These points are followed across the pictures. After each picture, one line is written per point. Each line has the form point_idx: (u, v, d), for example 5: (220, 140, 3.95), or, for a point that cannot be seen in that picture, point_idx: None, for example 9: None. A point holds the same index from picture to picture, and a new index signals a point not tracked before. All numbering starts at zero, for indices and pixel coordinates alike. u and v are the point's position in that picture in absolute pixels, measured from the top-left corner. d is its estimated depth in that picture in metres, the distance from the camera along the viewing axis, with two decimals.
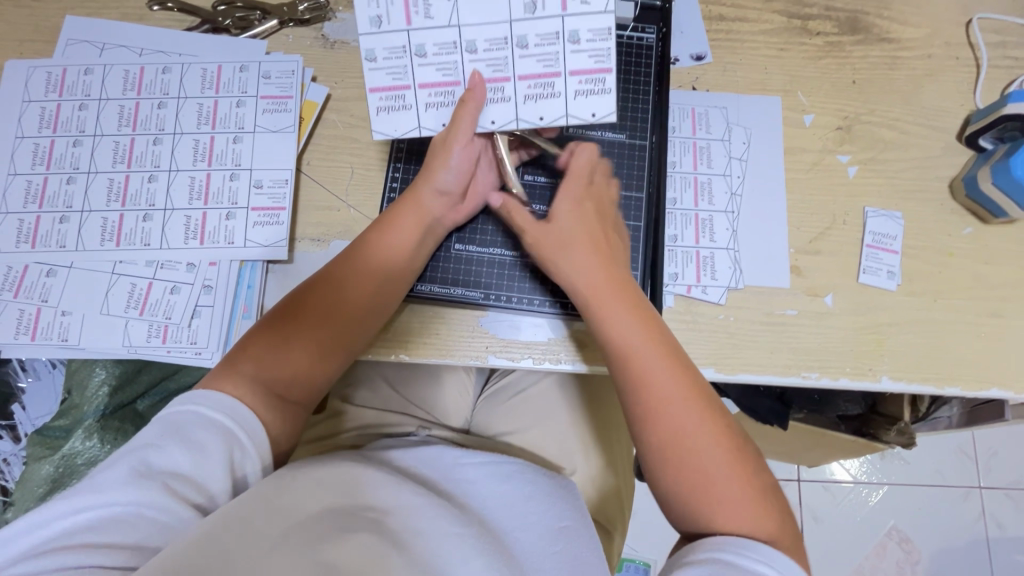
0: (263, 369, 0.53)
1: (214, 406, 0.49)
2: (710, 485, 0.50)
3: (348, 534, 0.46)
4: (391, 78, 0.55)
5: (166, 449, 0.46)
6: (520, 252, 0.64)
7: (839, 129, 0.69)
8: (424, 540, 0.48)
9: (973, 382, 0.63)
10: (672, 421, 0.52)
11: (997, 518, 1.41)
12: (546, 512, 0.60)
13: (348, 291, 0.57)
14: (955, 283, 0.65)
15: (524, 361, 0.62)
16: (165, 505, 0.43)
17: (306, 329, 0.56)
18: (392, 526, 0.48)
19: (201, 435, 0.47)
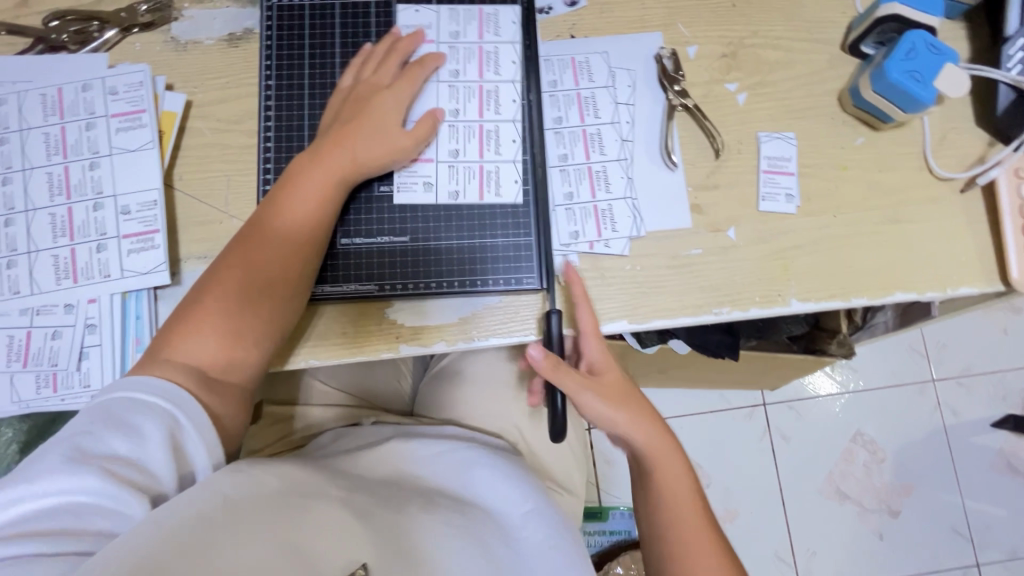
0: (194, 354, 0.52)
1: (146, 390, 0.49)
2: (695, 558, 0.56)
3: (312, 519, 0.47)
4: (470, 168, 0.63)
5: (104, 436, 0.46)
6: (412, 237, 0.62)
7: (723, 57, 0.68)
8: (399, 520, 0.52)
9: (879, 290, 0.64)
10: (672, 521, 0.57)
11: (952, 406, 1.48)
12: (515, 489, 0.61)
13: (256, 262, 0.55)
14: (852, 195, 0.65)
15: (436, 345, 0.61)
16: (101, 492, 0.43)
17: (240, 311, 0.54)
18: (366, 510, 0.52)
19: (143, 425, 0.47)
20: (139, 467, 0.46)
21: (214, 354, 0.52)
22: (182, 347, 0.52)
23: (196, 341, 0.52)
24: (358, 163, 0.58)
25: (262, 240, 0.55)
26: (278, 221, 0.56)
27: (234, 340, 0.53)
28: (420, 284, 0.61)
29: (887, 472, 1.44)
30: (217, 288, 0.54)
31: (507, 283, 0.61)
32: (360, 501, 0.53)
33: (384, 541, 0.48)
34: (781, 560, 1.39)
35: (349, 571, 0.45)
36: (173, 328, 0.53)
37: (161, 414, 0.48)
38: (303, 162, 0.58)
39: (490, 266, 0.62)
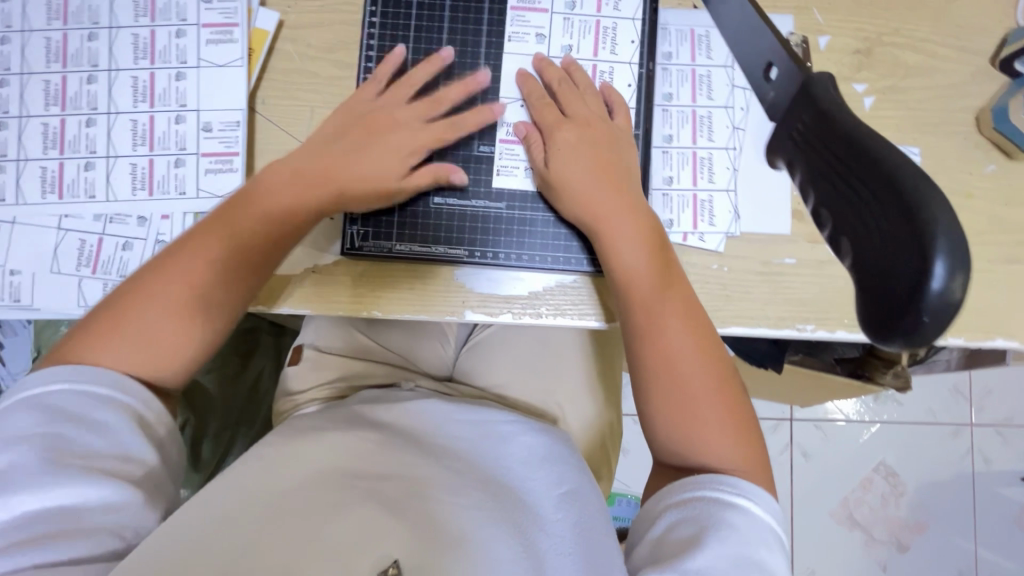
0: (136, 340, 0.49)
1: (96, 379, 0.47)
2: (688, 413, 0.51)
3: (346, 506, 0.48)
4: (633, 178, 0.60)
5: (69, 435, 0.44)
6: (506, 206, 0.60)
7: (857, 53, 0.61)
8: (430, 503, 0.50)
9: (979, 333, 0.59)
10: (660, 367, 0.52)
11: (985, 453, 1.43)
12: (551, 477, 0.57)
13: (181, 248, 0.52)
14: (970, 226, 0.60)
15: (503, 316, 0.59)
16: (96, 485, 0.43)
17: (174, 294, 0.50)
18: (391, 493, 0.50)
19: (105, 413, 0.46)
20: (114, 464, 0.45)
21: (142, 343, 0.49)
22: (95, 341, 0.49)
23: (115, 339, 0.49)
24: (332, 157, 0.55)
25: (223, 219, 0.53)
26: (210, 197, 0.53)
27: (178, 322, 0.50)
28: (499, 252, 0.59)
29: (903, 508, 1.41)
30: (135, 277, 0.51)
31: (589, 262, 0.59)
32: (391, 484, 0.51)
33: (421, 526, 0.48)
34: None
35: (383, 565, 0.45)
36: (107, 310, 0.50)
37: (113, 400, 0.47)
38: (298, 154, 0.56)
39: (575, 242, 0.59)
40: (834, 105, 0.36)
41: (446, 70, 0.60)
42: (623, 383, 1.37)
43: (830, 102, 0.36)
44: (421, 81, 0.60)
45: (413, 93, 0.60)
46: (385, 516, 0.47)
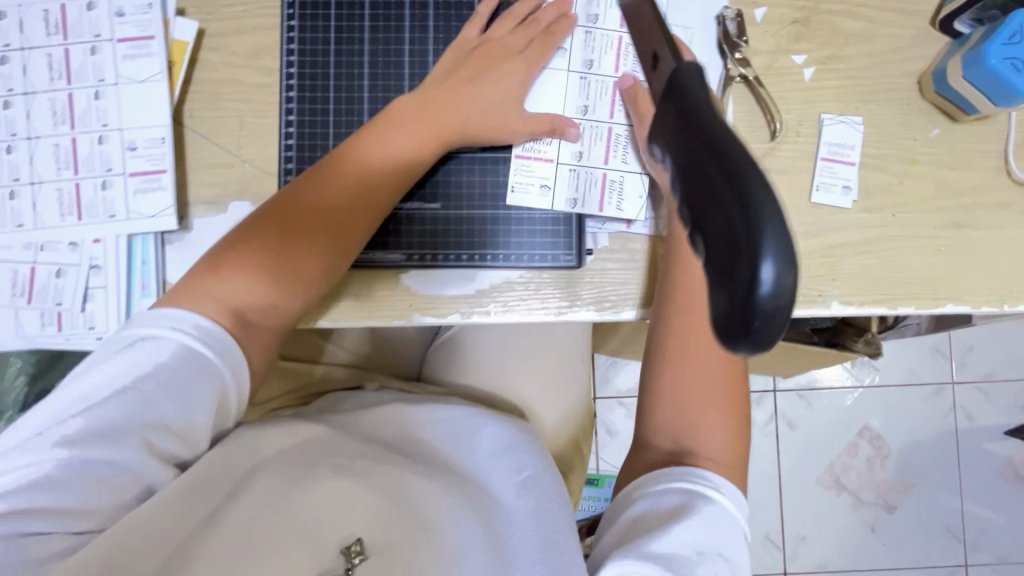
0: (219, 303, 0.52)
1: (125, 348, 0.49)
2: (695, 402, 0.54)
3: (315, 488, 0.54)
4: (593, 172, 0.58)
5: (148, 398, 0.48)
6: (445, 205, 0.58)
7: (795, 22, 0.60)
8: (395, 485, 0.55)
9: (928, 299, 0.59)
10: (683, 355, 0.54)
11: (968, 410, 1.44)
12: (514, 459, 0.59)
13: (323, 193, 0.54)
14: (916, 193, 0.59)
15: (451, 315, 0.58)
16: (138, 460, 0.47)
17: (256, 266, 0.53)
18: (361, 471, 0.56)
19: (188, 384, 0.48)
20: (176, 426, 0.49)
21: (249, 295, 0.53)
22: (214, 283, 0.52)
23: (234, 281, 0.52)
24: (458, 126, 0.56)
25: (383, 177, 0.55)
26: (367, 148, 0.55)
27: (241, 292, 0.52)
28: (439, 254, 0.58)
29: (889, 469, 1.43)
30: (291, 212, 0.54)
31: (531, 258, 0.58)
32: (363, 465, 0.56)
33: (384, 508, 0.53)
34: (770, 542, 1.41)
35: (348, 544, 0.51)
36: (237, 251, 0.53)
37: (206, 370, 0.49)
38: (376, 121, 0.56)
39: (517, 237, 0.58)
40: (706, 107, 0.29)
41: (370, 70, 0.59)
42: (606, 366, 1.38)
43: (699, 104, 0.30)
44: (346, 84, 0.59)
45: (338, 97, 0.59)
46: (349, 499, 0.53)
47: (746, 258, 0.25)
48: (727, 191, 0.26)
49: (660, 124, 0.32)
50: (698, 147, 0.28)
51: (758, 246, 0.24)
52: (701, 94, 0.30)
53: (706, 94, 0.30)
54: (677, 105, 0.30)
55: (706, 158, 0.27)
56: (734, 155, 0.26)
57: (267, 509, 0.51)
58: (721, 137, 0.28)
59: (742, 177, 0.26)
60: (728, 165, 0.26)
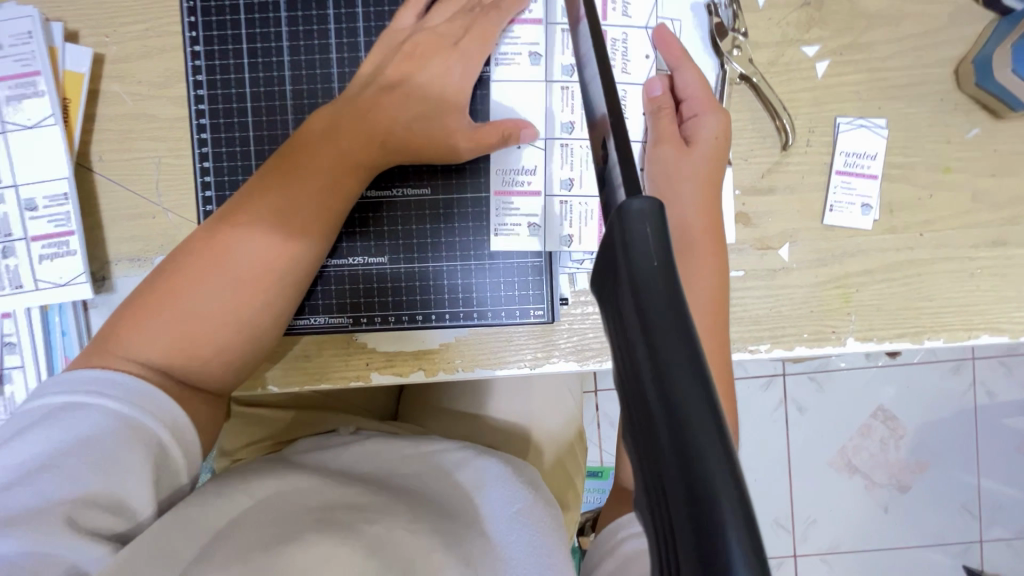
0: (142, 349, 0.42)
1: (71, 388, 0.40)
2: None
3: (295, 540, 0.39)
4: (582, 203, 0.49)
5: (70, 473, 0.37)
6: (394, 255, 0.50)
7: (805, 6, 0.50)
8: (381, 526, 0.43)
9: (960, 330, 0.51)
10: None
11: (987, 386, 1.34)
12: (506, 497, 0.49)
13: (256, 205, 0.45)
14: (950, 207, 0.50)
15: (415, 376, 0.50)
16: (63, 533, 0.36)
17: (184, 300, 0.43)
18: (342, 516, 0.43)
19: (120, 450, 0.38)
20: (111, 503, 0.38)
21: (176, 341, 0.43)
22: (131, 332, 0.43)
23: (157, 325, 0.43)
24: (408, 115, 0.47)
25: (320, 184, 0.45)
26: (301, 151, 0.45)
27: (170, 330, 0.43)
28: (388, 316, 0.50)
29: (904, 450, 1.32)
30: (216, 233, 0.45)
31: (494, 316, 0.50)
32: (342, 510, 0.44)
33: (378, 557, 0.39)
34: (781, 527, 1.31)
35: None
36: (156, 290, 0.44)
37: (141, 434, 0.40)
38: (310, 124, 0.47)
39: (483, 290, 0.50)
40: (670, 309, 0.19)
41: (293, 100, 0.50)
42: None
43: (658, 306, 0.19)
44: (266, 118, 0.51)
45: (259, 135, 0.51)
46: (341, 545, 0.39)
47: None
48: (680, 505, 0.17)
49: (607, 286, 0.22)
50: (650, 394, 0.19)
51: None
52: (659, 281, 0.19)
53: (667, 278, 0.20)
54: (627, 285, 0.20)
55: (660, 433, 0.18)
56: (694, 442, 0.17)
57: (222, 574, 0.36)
58: (685, 391, 0.18)
59: (707, 499, 0.17)
60: (685, 458, 0.17)
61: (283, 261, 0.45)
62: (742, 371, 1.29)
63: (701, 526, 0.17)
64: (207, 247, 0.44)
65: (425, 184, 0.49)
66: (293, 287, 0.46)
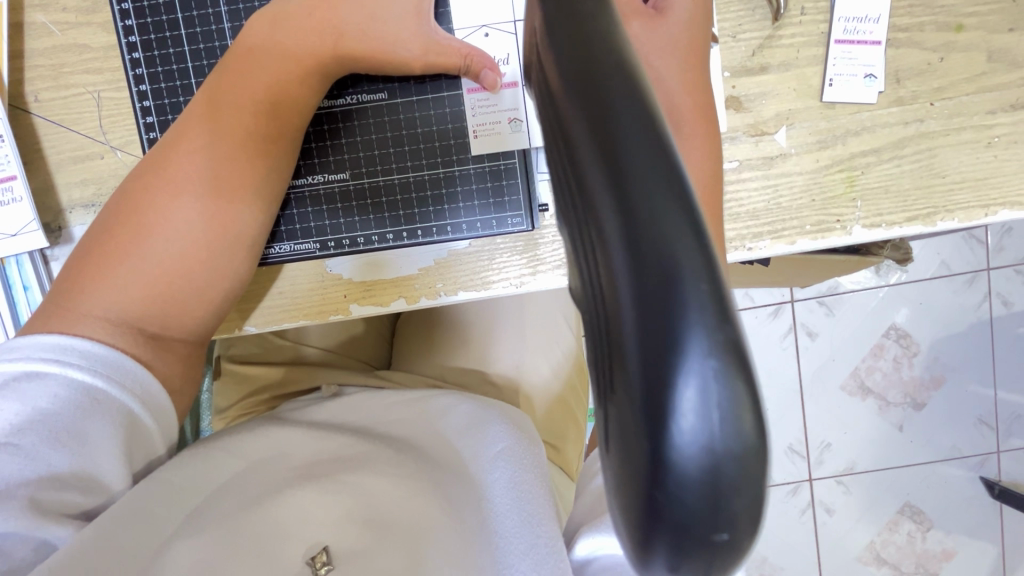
0: (102, 304, 0.40)
1: (37, 353, 0.37)
2: None
3: (277, 496, 0.39)
4: None
5: (41, 450, 0.36)
6: (354, 171, 0.46)
7: None
8: (359, 475, 0.41)
9: (976, 208, 0.47)
10: None
11: (1003, 296, 1.29)
12: (493, 432, 0.45)
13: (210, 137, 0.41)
14: (963, 70, 0.46)
15: (394, 303, 0.47)
16: (38, 508, 0.35)
17: (142, 247, 0.41)
18: (324, 471, 0.42)
19: (87, 425, 0.37)
20: (82, 480, 0.37)
21: (145, 288, 0.41)
22: (91, 287, 0.40)
23: (119, 275, 0.40)
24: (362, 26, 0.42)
25: (273, 103, 0.42)
26: (251, 74, 0.42)
27: (129, 277, 0.40)
28: (359, 238, 0.47)
29: (917, 367, 1.29)
30: (168, 172, 0.41)
31: (471, 228, 0.46)
32: (324, 465, 0.42)
33: (358, 510, 0.39)
34: (793, 452, 1.30)
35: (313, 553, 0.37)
36: (114, 237, 0.41)
37: (109, 406, 0.38)
38: (255, 43, 0.42)
39: (456, 202, 0.46)
40: (623, 81, 0.16)
41: (227, 6, 0.46)
42: None
43: (621, 114, 0.15)
44: (201, 30, 0.47)
45: (195, 50, 0.47)
46: (321, 502, 0.39)
47: (648, 422, 0.14)
48: (625, 295, 0.15)
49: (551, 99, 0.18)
50: (591, 186, 0.16)
51: (670, 415, 0.14)
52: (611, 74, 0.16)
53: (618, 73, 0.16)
54: (574, 86, 0.16)
55: (613, 246, 0.15)
56: (666, 255, 0.14)
57: (205, 531, 0.37)
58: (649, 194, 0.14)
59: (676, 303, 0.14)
60: (653, 277, 0.14)
61: (242, 187, 0.42)
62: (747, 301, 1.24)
63: (670, 345, 0.14)
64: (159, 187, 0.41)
65: (380, 87, 0.45)
66: (261, 221, 0.44)
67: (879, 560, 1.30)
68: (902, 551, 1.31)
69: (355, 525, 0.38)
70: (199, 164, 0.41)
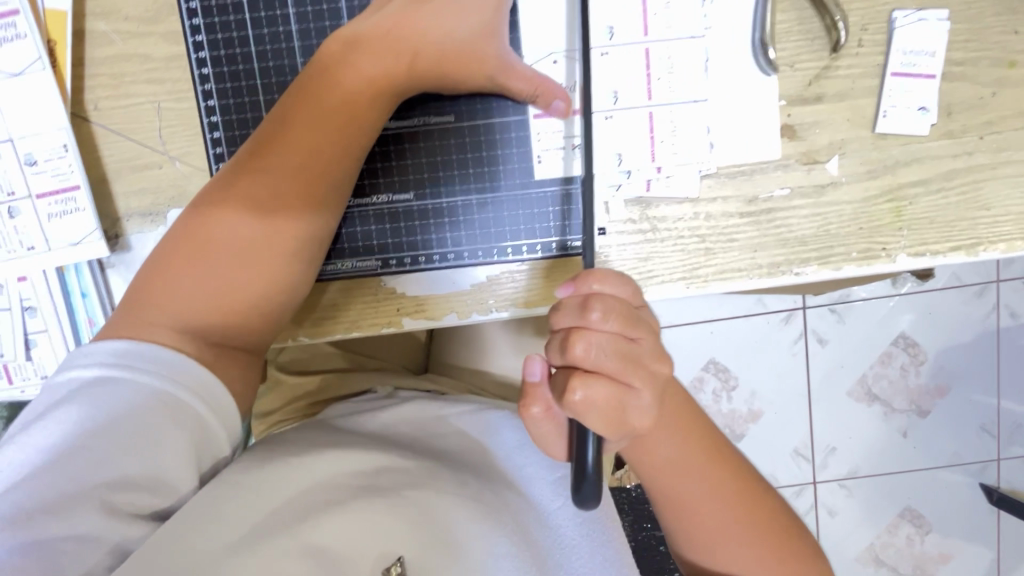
0: (172, 315, 0.41)
1: (117, 360, 0.39)
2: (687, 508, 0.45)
3: (343, 507, 0.42)
4: (628, 116, 0.47)
5: (115, 452, 0.37)
6: (419, 191, 0.47)
7: None
8: (422, 493, 0.44)
9: (1017, 240, 0.48)
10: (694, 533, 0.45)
11: (1011, 307, 1.31)
12: (542, 462, 0.50)
13: (279, 157, 0.42)
14: (1014, 105, 0.47)
15: (447, 318, 0.48)
16: (113, 510, 0.36)
17: (210, 261, 0.41)
18: (386, 485, 0.44)
19: (155, 429, 0.37)
20: (149, 483, 0.37)
21: (213, 301, 0.41)
22: (163, 299, 0.41)
23: (189, 287, 0.41)
24: (437, 53, 0.43)
25: (342, 125, 0.42)
26: (322, 97, 0.42)
27: (198, 291, 0.41)
28: (420, 256, 0.48)
29: (924, 375, 1.31)
30: (235, 190, 0.42)
31: (531, 251, 0.47)
32: (386, 477, 0.45)
33: (422, 525, 0.42)
34: (799, 455, 1.32)
35: (386, 563, 0.40)
36: (183, 249, 0.42)
37: (177, 410, 0.38)
38: (329, 65, 0.42)
39: (518, 224, 0.47)
40: None
41: (298, 24, 0.47)
42: None
43: None
44: (271, 47, 0.47)
45: (264, 67, 0.47)
46: (389, 517, 0.42)
47: None
48: None
49: None
50: None
51: None
52: None
53: None
54: None
55: None
56: None
57: (278, 543, 0.39)
58: None
59: None
60: None
61: (310, 205, 0.43)
62: (761, 307, 1.26)
63: None
64: (226, 202, 0.42)
65: (447, 110, 0.46)
66: (325, 238, 0.44)
67: (877, 560, 1.34)
68: (900, 553, 1.35)
69: (423, 540, 0.41)
70: (268, 183, 0.42)
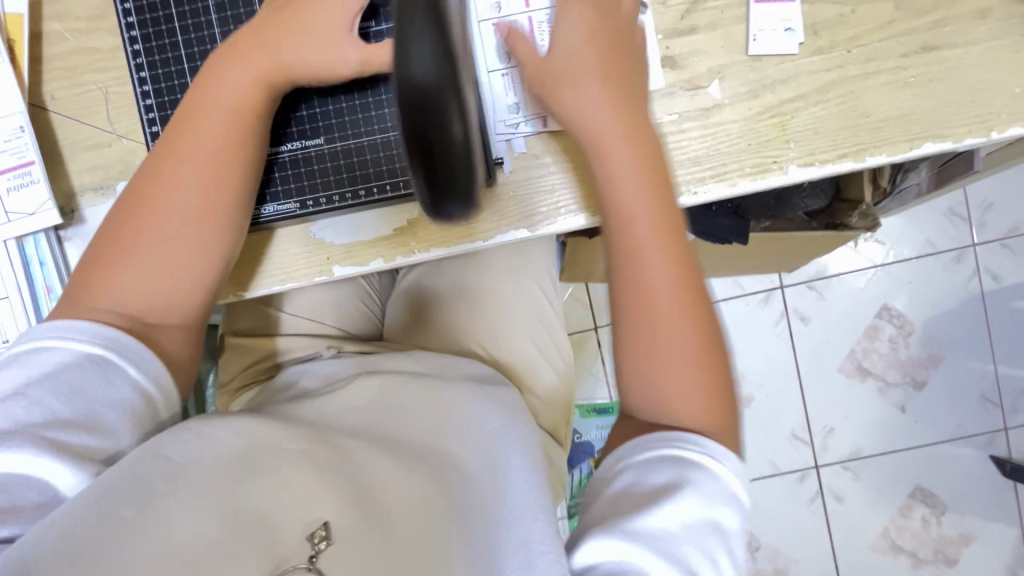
0: (107, 302, 0.44)
1: (59, 333, 0.42)
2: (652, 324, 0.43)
3: (276, 473, 0.40)
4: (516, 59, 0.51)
5: (55, 405, 0.40)
6: (330, 137, 0.52)
7: None
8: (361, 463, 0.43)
9: (901, 142, 0.51)
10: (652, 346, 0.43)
11: (993, 270, 1.24)
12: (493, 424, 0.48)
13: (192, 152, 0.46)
14: (875, 19, 0.51)
15: (373, 263, 0.53)
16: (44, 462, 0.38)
17: (140, 251, 0.45)
18: (324, 453, 0.43)
19: (94, 383, 0.42)
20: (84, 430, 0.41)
21: (145, 285, 0.45)
22: (100, 286, 0.45)
23: (123, 273, 0.45)
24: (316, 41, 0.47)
25: (245, 118, 0.47)
26: (223, 96, 0.46)
27: (130, 277, 0.45)
28: (333, 196, 0.52)
29: (914, 344, 1.24)
30: (156, 188, 0.46)
31: None
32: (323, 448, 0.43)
33: (354, 495, 0.40)
34: (797, 440, 1.24)
35: (313, 529, 0.38)
36: (115, 241, 0.46)
37: (115, 368, 0.43)
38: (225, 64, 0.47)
39: None
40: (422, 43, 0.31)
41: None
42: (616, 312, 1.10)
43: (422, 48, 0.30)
44: (192, 21, 0.52)
45: (188, 40, 0.52)
46: (319, 481, 0.40)
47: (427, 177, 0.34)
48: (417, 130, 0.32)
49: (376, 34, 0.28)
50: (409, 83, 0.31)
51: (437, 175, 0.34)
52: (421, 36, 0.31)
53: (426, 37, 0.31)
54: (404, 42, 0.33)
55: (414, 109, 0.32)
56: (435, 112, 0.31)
57: (201, 508, 0.37)
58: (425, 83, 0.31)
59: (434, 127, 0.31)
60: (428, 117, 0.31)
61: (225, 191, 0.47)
62: (738, 290, 1.25)
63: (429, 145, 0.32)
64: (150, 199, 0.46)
65: None
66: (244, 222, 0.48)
67: (896, 549, 1.21)
68: (918, 538, 1.22)
69: (352, 506, 0.39)
70: (183, 175, 0.46)
